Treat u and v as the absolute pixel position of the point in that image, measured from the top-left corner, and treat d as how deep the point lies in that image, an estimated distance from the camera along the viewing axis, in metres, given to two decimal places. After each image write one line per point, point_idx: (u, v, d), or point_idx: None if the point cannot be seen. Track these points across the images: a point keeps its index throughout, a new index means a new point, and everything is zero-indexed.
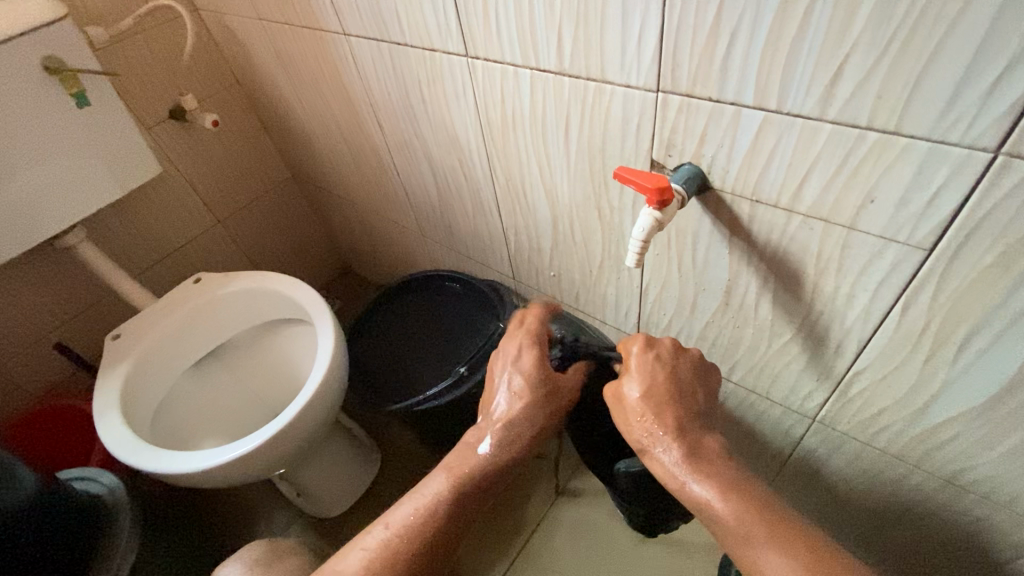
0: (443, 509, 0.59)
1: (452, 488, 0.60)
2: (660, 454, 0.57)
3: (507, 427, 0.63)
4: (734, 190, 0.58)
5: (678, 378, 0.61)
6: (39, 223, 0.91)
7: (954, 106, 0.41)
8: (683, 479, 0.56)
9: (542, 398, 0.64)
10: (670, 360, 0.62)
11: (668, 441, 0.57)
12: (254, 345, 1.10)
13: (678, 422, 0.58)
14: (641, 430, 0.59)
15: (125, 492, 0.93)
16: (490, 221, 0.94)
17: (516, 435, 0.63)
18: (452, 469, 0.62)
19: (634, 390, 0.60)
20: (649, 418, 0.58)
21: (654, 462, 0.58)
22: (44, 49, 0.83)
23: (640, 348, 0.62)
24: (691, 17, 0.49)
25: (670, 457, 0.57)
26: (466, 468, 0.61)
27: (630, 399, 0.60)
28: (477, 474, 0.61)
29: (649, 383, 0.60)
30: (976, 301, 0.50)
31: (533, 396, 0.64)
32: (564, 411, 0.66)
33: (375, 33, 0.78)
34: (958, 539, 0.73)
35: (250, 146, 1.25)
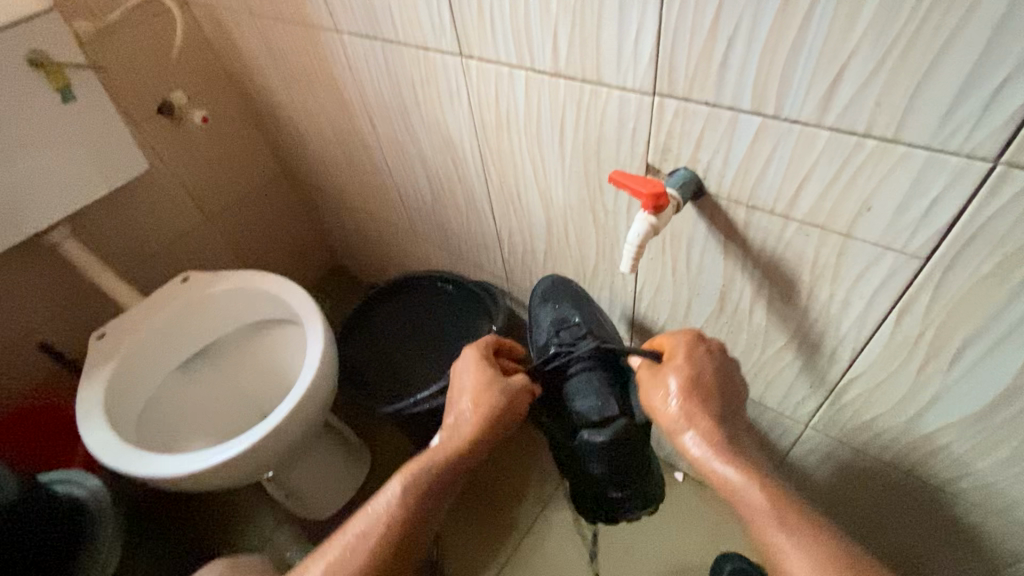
0: (394, 504, 0.60)
1: (402, 484, 0.61)
2: (688, 437, 0.58)
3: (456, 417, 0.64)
4: (730, 195, 0.57)
5: (723, 375, 0.61)
6: (22, 219, 0.89)
7: (954, 114, 0.40)
8: (708, 461, 0.57)
9: (487, 386, 0.64)
10: (718, 357, 0.62)
11: (703, 429, 0.57)
12: (242, 346, 1.09)
13: (715, 418, 0.58)
14: (675, 415, 0.58)
15: (108, 495, 0.90)
16: (483, 222, 0.93)
17: (464, 424, 0.63)
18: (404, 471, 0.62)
19: (679, 378, 0.59)
20: (690, 405, 0.58)
21: (682, 441, 0.58)
22: (29, 42, 0.81)
23: (689, 340, 0.62)
24: (690, 20, 0.48)
25: (698, 442, 0.57)
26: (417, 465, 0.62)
27: (671, 384, 0.59)
28: (426, 467, 0.61)
29: (697, 373, 0.60)
30: (971, 311, 0.50)
31: (479, 382, 0.65)
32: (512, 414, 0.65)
33: (369, 30, 0.77)
34: (948, 544, 0.74)
35: (241, 142, 1.23)
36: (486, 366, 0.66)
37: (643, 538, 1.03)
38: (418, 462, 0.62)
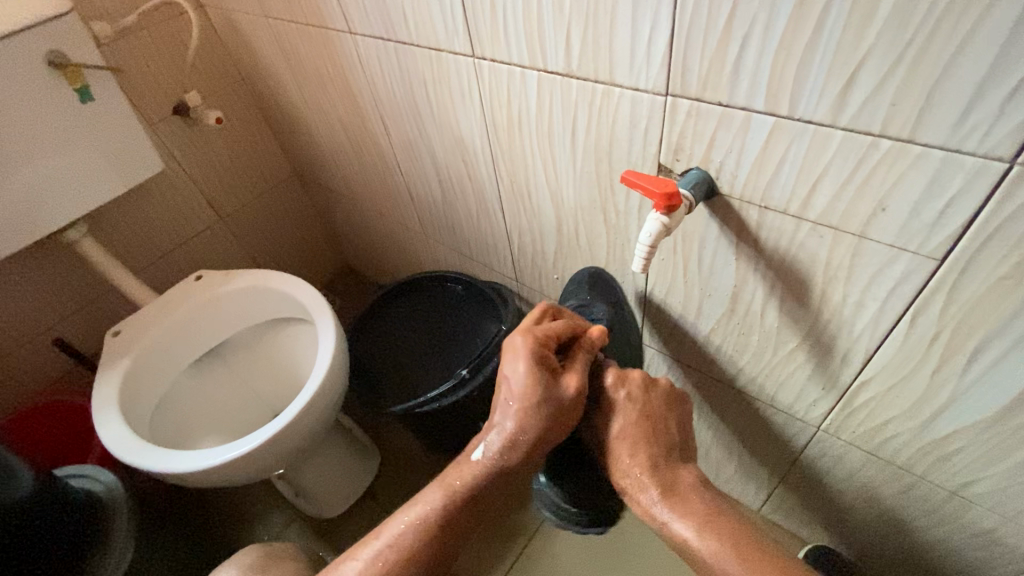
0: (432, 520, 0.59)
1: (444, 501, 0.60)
2: (642, 496, 0.58)
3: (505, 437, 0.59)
4: (742, 196, 0.57)
5: (649, 413, 0.62)
6: (40, 218, 0.91)
7: (971, 114, 0.40)
8: (662, 515, 0.57)
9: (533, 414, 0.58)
10: (641, 396, 0.62)
11: (645, 481, 0.58)
12: (254, 344, 1.10)
13: (650, 461, 0.59)
14: (621, 472, 0.60)
15: (123, 492, 0.91)
16: (494, 222, 0.93)
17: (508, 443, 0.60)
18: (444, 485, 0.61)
19: (606, 429, 0.62)
20: (627, 460, 0.60)
21: (634, 500, 0.59)
22: (49, 43, 0.82)
23: (610, 384, 0.63)
24: (703, 20, 0.48)
25: (652, 497, 0.58)
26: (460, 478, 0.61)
27: (605, 437, 0.62)
28: (466, 484, 0.60)
29: (619, 424, 0.61)
30: (986, 314, 0.49)
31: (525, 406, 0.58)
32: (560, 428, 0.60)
33: (382, 32, 0.78)
34: (962, 550, 0.73)
35: (254, 143, 1.24)
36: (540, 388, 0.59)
37: (652, 539, 1.02)
38: (461, 476, 0.61)
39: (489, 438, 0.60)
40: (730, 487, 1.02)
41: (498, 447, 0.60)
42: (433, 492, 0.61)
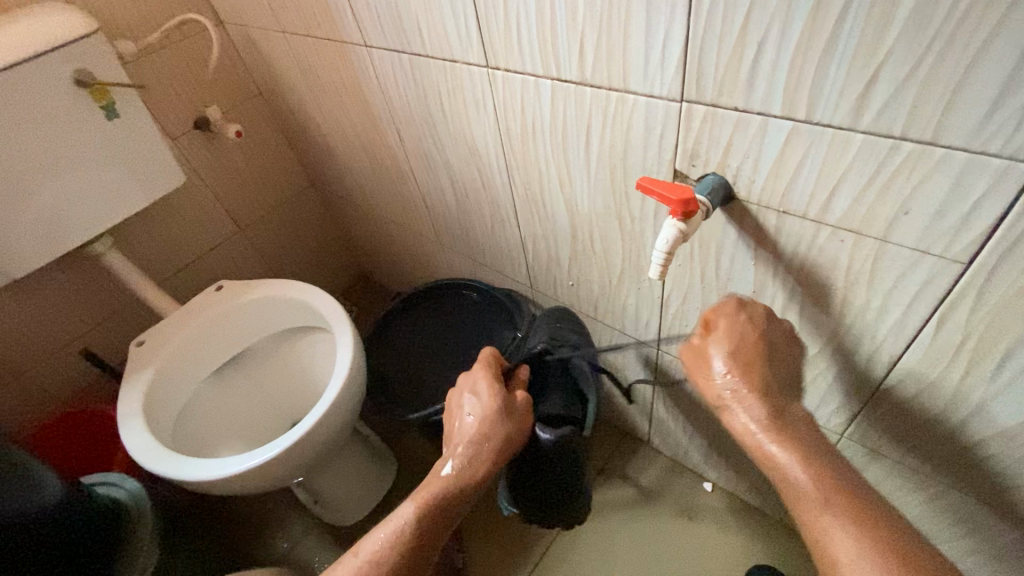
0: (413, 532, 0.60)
1: (421, 512, 0.62)
2: (739, 412, 0.56)
3: (468, 446, 0.66)
4: (760, 201, 0.57)
5: (766, 339, 0.58)
6: (67, 231, 0.93)
7: (995, 115, 0.40)
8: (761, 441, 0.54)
9: (500, 416, 0.68)
10: (763, 325, 0.59)
11: (750, 398, 0.55)
12: (272, 353, 1.11)
13: (762, 383, 0.56)
14: (723, 386, 0.57)
15: (146, 496, 0.93)
16: (508, 230, 0.94)
17: (477, 453, 0.66)
18: (416, 496, 0.63)
19: (719, 347, 0.58)
20: (734, 374, 0.56)
21: (729, 416, 0.57)
22: (76, 62, 0.85)
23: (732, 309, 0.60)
24: (718, 26, 0.48)
25: (751, 416, 0.55)
26: (432, 493, 0.63)
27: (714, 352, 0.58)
28: (440, 500, 0.63)
29: (736, 343, 0.58)
30: (1016, 318, 0.48)
31: (491, 412, 0.68)
32: (518, 434, 0.69)
33: (396, 43, 0.79)
34: (995, 561, 0.71)
35: (272, 155, 1.26)
36: (496, 400, 0.69)
37: (672, 549, 1.01)
38: (431, 490, 0.64)
39: (455, 450, 0.66)
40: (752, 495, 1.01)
41: (466, 457, 0.65)
42: (404, 506, 0.63)
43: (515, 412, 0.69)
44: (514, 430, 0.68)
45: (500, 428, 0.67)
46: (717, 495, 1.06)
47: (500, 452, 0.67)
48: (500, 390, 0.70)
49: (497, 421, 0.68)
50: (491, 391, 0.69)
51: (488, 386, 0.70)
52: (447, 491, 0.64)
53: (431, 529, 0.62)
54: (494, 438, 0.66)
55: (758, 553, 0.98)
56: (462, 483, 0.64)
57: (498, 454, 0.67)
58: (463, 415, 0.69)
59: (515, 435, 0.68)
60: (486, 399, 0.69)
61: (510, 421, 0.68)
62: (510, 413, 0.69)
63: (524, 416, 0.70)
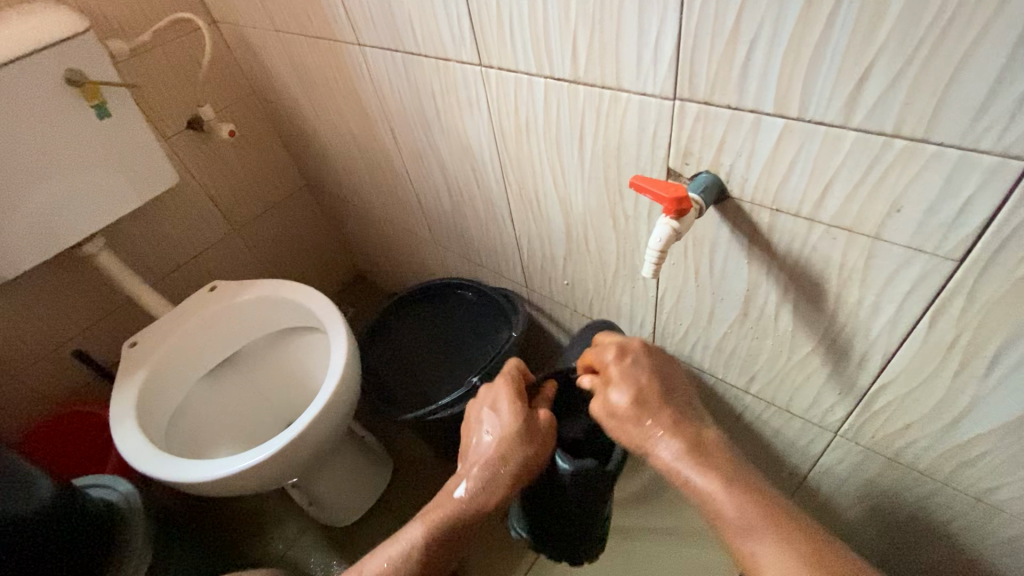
0: (421, 552, 0.61)
1: (430, 535, 0.62)
2: (659, 450, 0.58)
3: (483, 470, 0.65)
4: (753, 199, 0.57)
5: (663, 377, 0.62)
6: (59, 232, 0.93)
7: (986, 111, 0.40)
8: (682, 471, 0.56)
9: (518, 442, 0.65)
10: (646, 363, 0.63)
11: (665, 435, 0.58)
12: (267, 354, 1.11)
13: (673, 419, 0.59)
14: (636, 430, 0.59)
15: (139, 497, 0.93)
16: (503, 229, 0.93)
17: (492, 478, 0.64)
18: (427, 515, 0.64)
19: (622, 393, 0.60)
20: (642, 416, 0.59)
21: (651, 454, 0.59)
22: (67, 62, 0.84)
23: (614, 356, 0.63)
24: (711, 24, 0.48)
25: (669, 452, 0.57)
26: (443, 514, 0.64)
27: (619, 398, 0.60)
28: (452, 522, 0.63)
29: (635, 385, 0.61)
30: (1008, 315, 0.48)
31: (509, 437, 0.65)
32: (539, 458, 0.66)
33: (390, 42, 0.79)
34: (989, 558, 0.71)
35: (266, 155, 1.26)
36: (515, 422, 0.66)
37: (668, 548, 1.01)
38: (444, 511, 0.64)
39: (471, 472, 0.65)
40: None
41: (479, 482, 0.64)
42: (415, 525, 0.64)
43: (536, 435, 0.66)
44: (533, 454, 0.65)
45: (518, 453, 0.65)
46: None
47: (516, 476, 0.65)
48: (520, 412, 0.67)
49: (515, 447, 0.65)
50: (512, 416, 0.66)
51: (509, 406, 0.67)
52: (458, 513, 0.64)
53: (441, 549, 0.62)
54: (510, 463, 0.64)
55: None
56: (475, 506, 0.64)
57: (515, 478, 0.65)
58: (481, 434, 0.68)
59: (535, 460, 0.66)
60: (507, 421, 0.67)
61: (529, 445, 0.65)
62: (531, 440, 0.66)
63: (545, 443, 0.66)
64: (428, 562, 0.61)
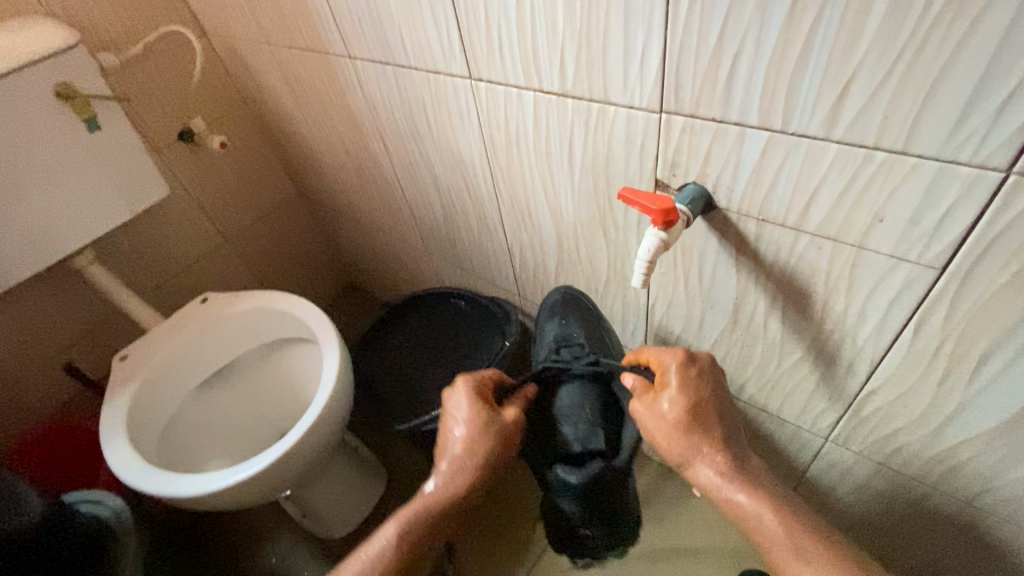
0: (391, 545, 0.62)
1: (401, 528, 0.62)
2: (702, 467, 0.58)
3: (451, 467, 0.65)
4: (740, 209, 0.57)
5: (715, 391, 0.61)
6: (48, 245, 0.92)
7: (964, 124, 0.40)
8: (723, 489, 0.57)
9: (483, 438, 0.65)
10: (708, 373, 0.61)
11: (711, 454, 0.58)
12: (259, 365, 1.10)
13: (719, 439, 0.59)
14: (685, 450, 0.59)
15: (130, 514, 0.91)
16: (495, 239, 0.94)
17: (461, 473, 0.64)
18: (399, 513, 0.64)
19: (680, 405, 0.59)
20: (698, 437, 0.58)
21: (692, 472, 0.59)
22: (58, 75, 0.84)
23: (679, 361, 0.61)
24: (695, 39, 0.49)
25: (711, 470, 0.58)
26: (414, 509, 0.64)
27: (673, 414, 0.59)
28: (424, 516, 0.63)
29: (696, 400, 0.59)
30: (990, 322, 0.49)
31: (474, 433, 0.65)
32: (506, 451, 0.66)
33: (380, 54, 0.79)
34: (980, 561, 0.71)
35: (258, 165, 1.26)
36: (480, 419, 0.65)
37: (663, 555, 1.01)
38: (415, 508, 0.64)
39: (440, 468, 0.65)
40: None
41: (449, 477, 0.65)
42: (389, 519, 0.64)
43: (501, 430, 0.65)
44: (500, 449, 0.65)
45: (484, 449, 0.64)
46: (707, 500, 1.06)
47: (486, 468, 0.65)
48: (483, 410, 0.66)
49: (481, 441, 0.65)
50: (474, 412, 0.65)
51: (471, 405, 0.66)
52: (431, 509, 0.64)
53: (415, 546, 0.62)
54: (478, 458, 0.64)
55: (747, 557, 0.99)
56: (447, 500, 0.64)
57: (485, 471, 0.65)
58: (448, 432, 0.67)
59: (503, 453, 0.65)
60: (471, 419, 0.65)
61: (495, 439, 0.65)
62: (496, 436, 0.65)
63: (511, 437, 0.66)
64: (400, 553, 0.61)
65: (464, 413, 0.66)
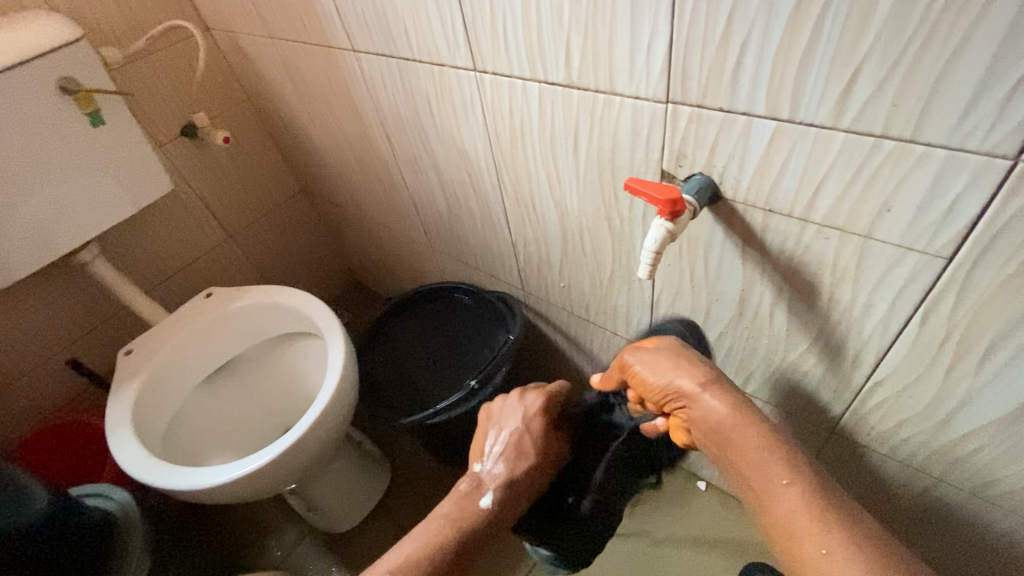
0: (447, 554, 0.60)
1: (461, 535, 0.62)
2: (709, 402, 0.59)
3: (510, 485, 0.67)
4: (746, 200, 0.57)
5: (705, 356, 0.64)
6: (53, 240, 0.92)
7: (972, 112, 0.40)
8: None
9: (543, 468, 0.70)
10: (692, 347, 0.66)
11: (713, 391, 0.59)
12: (264, 360, 1.11)
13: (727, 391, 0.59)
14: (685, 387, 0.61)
15: (137, 509, 0.91)
16: (499, 233, 0.94)
17: (520, 493, 0.67)
18: (452, 521, 0.63)
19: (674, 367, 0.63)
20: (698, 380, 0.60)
21: None
22: (62, 70, 0.84)
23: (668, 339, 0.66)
24: (702, 29, 0.49)
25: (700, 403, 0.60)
26: (468, 521, 0.63)
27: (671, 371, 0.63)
28: (478, 526, 0.63)
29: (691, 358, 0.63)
30: (998, 312, 0.49)
31: (537, 461, 0.69)
32: (551, 477, 0.72)
33: (384, 48, 0.79)
34: (985, 552, 0.71)
35: (261, 160, 1.26)
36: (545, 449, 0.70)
37: (668, 549, 1.01)
38: (466, 516, 0.64)
39: (498, 483, 0.66)
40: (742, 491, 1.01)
41: (506, 494, 0.66)
42: (440, 526, 0.63)
43: (554, 460, 0.72)
44: (548, 478, 0.71)
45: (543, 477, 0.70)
46: (711, 493, 1.06)
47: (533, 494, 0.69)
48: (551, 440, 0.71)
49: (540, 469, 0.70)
50: (543, 439, 0.70)
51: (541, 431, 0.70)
52: (485, 520, 0.64)
53: (466, 553, 0.62)
54: (536, 483, 0.69)
55: (752, 552, 0.98)
56: (499, 517, 0.65)
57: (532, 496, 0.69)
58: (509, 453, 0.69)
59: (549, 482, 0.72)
60: (539, 448, 0.70)
61: (548, 470, 0.71)
62: (551, 466, 0.71)
63: (555, 471, 0.73)
64: (457, 561, 0.61)
65: (534, 436, 0.70)
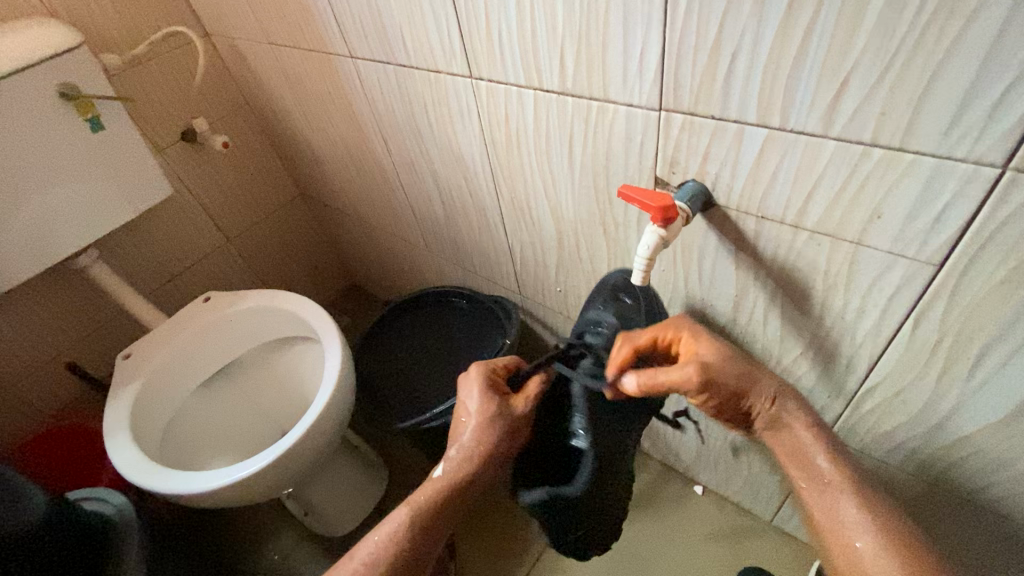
0: (403, 533, 0.61)
1: (411, 517, 0.62)
2: (762, 401, 0.59)
3: (461, 453, 0.65)
4: (738, 206, 0.58)
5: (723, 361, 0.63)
6: (53, 245, 0.93)
7: (959, 121, 0.41)
8: None
9: (495, 427, 0.66)
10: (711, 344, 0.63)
11: (773, 392, 0.59)
12: (261, 364, 1.11)
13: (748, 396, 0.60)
14: (743, 389, 0.59)
15: (133, 510, 0.94)
16: (496, 238, 0.94)
17: (472, 459, 0.65)
18: (409, 499, 0.64)
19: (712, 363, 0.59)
20: (745, 380, 0.59)
21: None
22: (62, 76, 0.85)
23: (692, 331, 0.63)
24: (693, 38, 0.49)
25: (767, 403, 0.59)
26: (423, 497, 0.63)
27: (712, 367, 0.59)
28: (434, 501, 0.63)
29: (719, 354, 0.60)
30: (987, 318, 0.49)
31: (485, 422, 0.66)
32: (518, 434, 0.68)
33: (381, 55, 0.80)
34: (980, 557, 0.71)
35: (260, 164, 1.26)
36: (491, 407, 0.67)
37: (665, 551, 1.01)
38: (423, 493, 0.64)
39: (449, 455, 0.66)
40: (741, 496, 1.01)
41: (459, 462, 0.65)
42: (399, 510, 0.63)
43: (511, 418, 0.67)
44: (512, 437, 0.67)
45: (497, 437, 0.66)
46: (707, 498, 1.06)
47: (495, 455, 0.66)
48: (494, 400, 0.67)
49: (492, 430, 0.66)
50: (485, 400, 0.67)
51: (481, 394, 0.67)
52: (441, 493, 0.63)
53: (424, 530, 0.62)
54: (489, 445, 0.65)
55: (749, 556, 0.98)
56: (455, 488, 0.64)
57: (494, 457, 0.66)
58: (457, 427, 0.67)
59: (515, 439, 0.67)
60: (483, 410, 0.66)
61: (506, 429, 0.66)
62: (506, 425, 0.67)
63: (520, 427, 0.68)
64: (412, 543, 0.61)
65: (476, 402, 0.67)
